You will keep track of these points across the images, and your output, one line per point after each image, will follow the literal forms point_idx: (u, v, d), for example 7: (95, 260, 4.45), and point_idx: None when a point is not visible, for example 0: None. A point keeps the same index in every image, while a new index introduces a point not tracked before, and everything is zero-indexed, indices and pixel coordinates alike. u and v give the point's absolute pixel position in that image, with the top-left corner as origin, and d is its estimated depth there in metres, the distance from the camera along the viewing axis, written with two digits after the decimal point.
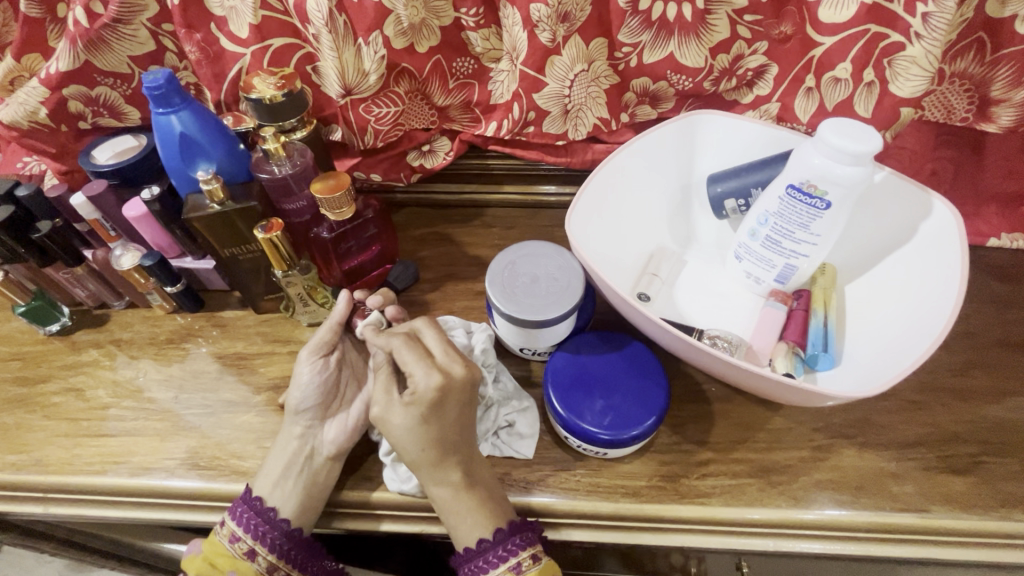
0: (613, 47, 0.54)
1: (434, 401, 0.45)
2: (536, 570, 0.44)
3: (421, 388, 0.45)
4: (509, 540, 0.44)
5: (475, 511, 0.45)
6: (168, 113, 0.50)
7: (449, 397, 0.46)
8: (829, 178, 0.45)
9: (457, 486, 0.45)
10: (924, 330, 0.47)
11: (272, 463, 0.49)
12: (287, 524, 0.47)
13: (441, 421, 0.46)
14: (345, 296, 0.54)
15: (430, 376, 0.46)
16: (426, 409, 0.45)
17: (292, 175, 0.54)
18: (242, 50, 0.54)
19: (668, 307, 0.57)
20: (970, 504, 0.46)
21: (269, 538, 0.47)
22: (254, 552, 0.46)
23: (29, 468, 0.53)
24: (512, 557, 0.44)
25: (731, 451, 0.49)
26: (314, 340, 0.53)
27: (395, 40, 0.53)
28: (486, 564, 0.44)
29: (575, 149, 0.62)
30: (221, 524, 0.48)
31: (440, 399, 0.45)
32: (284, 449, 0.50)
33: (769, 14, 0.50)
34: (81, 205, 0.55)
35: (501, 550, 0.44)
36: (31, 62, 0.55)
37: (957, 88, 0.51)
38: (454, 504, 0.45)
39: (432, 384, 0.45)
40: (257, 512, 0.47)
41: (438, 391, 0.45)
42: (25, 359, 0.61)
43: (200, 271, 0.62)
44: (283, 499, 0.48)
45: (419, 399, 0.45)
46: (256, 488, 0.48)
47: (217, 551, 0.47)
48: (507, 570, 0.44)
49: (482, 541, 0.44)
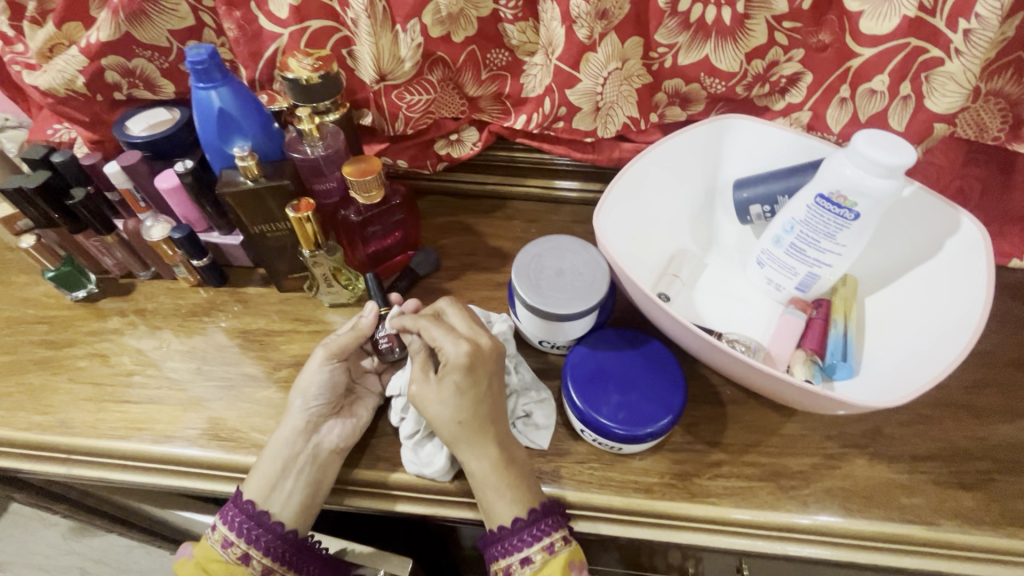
0: (648, 47, 0.54)
1: (466, 367, 0.47)
2: (567, 552, 0.45)
3: (452, 356, 0.48)
4: (542, 520, 0.45)
5: (512, 488, 0.46)
6: (208, 88, 0.50)
7: (479, 364, 0.48)
8: (860, 189, 0.45)
9: (496, 461, 0.46)
10: (945, 349, 0.47)
11: (265, 466, 0.49)
12: (280, 527, 0.48)
13: (475, 390, 0.47)
14: (373, 308, 0.54)
15: (459, 344, 0.48)
16: (459, 376, 0.47)
17: (324, 156, 0.55)
18: (280, 30, 0.54)
19: (687, 309, 0.57)
20: (978, 520, 0.46)
21: (263, 542, 0.47)
22: (249, 556, 0.47)
23: (53, 429, 0.54)
24: (546, 537, 0.45)
25: (743, 454, 0.50)
26: (334, 344, 0.52)
27: (433, 28, 0.53)
28: (521, 542, 0.45)
29: (602, 146, 0.62)
30: (212, 530, 0.48)
31: (473, 364, 0.47)
32: (282, 447, 0.49)
33: (809, 22, 0.50)
34: (115, 174, 0.55)
35: (535, 530, 0.45)
36: (71, 30, 0.56)
37: (992, 106, 0.51)
38: (491, 481, 0.46)
39: (463, 350, 0.47)
40: (249, 515, 0.47)
41: (469, 357, 0.47)
42: (51, 323, 0.62)
43: (226, 246, 0.63)
44: (281, 504, 0.48)
45: (452, 367, 0.47)
46: (246, 490, 0.48)
47: (209, 556, 0.47)
48: (541, 549, 0.45)
49: (517, 520, 0.45)
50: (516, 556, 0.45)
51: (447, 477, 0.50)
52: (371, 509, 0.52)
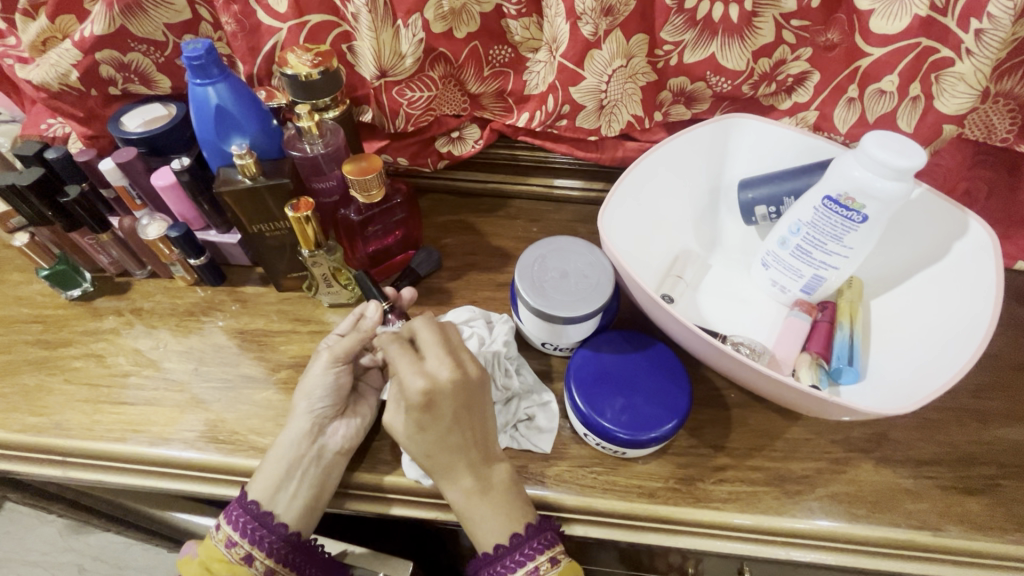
0: (654, 45, 0.53)
1: (422, 407, 0.45)
2: (554, 574, 0.44)
3: (409, 393, 0.46)
4: (526, 544, 0.45)
5: (489, 517, 0.45)
6: (205, 84, 0.49)
7: (439, 401, 0.45)
8: (868, 192, 0.45)
9: (470, 492, 0.46)
10: (952, 354, 0.47)
11: (269, 467, 0.48)
12: (284, 529, 0.47)
13: (436, 427, 0.46)
14: (376, 308, 0.53)
15: (416, 380, 0.45)
16: (418, 414, 0.46)
17: (324, 154, 0.54)
18: (279, 25, 0.53)
19: (692, 310, 0.57)
20: (984, 525, 0.46)
21: (267, 542, 0.47)
22: (252, 556, 0.46)
23: (49, 431, 0.54)
24: (530, 561, 0.45)
25: (747, 458, 0.49)
26: (338, 348, 0.51)
27: (435, 23, 0.52)
28: (504, 568, 0.45)
29: (606, 145, 0.61)
30: (216, 529, 0.48)
31: (430, 403, 0.45)
32: (287, 448, 0.49)
33: (818, 21, 0.49)
34: (109, 170, 0.54)
35: (517, 555, 0.45)
36: (65, 24, 0.54)
37: (1001, 108, 0.50)
38: (469, 508, 0.46)
39: (418, 388, 0.45)
40: (253, 516, 0.47)
41: (424, 397, 0.45)
42: (46, 322, 0.61)
43: (224, 245, 0.62)
44: (285, 505, 0.47)
45: (409, 407, 0.46)
46: (250, 491, 0.48)
47: (213, 556, 0.46)
48: (526, 573, 0.45)
49: (499, 547, 0.45)
50: None
51: None
52: (373, 513, 0.51)
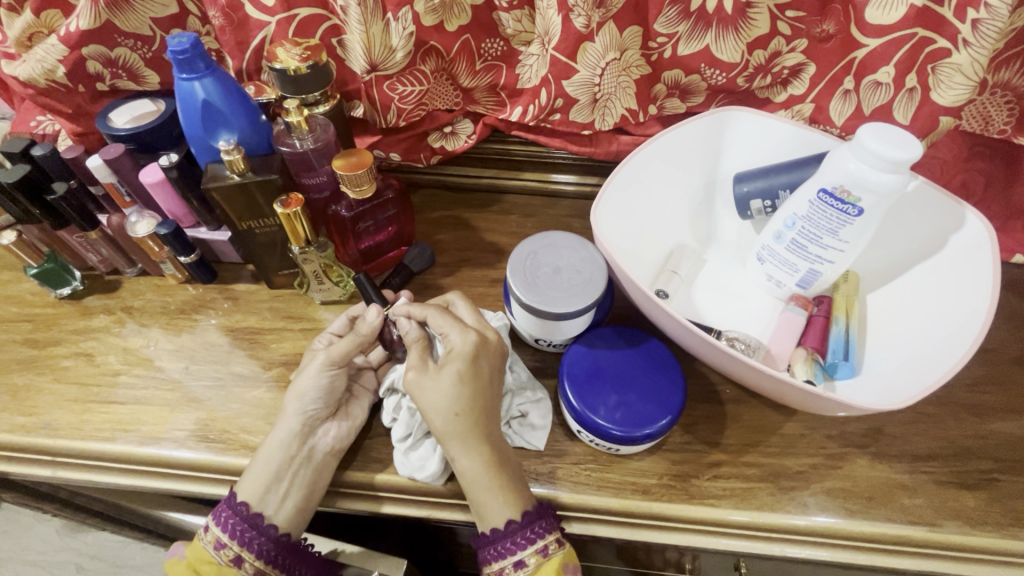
0: (647, 37, 0.52)
1: (470, 356, 0.47)
2: (562, 553, 0.44)
3: (457, 345, 0.47)
4: (536, 523, 0.44)
5: (504, 489, 0.45)
6: (191, 79, 0.48)
7: (483, 355, 0.48)
8: (863, 184, 0.44)
9: (488, 459, 0.45)
10: (949, 349, 0.46)
11: (259, 467, 0.48)
12: (274, 530, 0.47)
13: (475, 380, 0.47)
14: (376, 310, 0.51)
15: (466, 334, 0.48)
16: (462, 364, 0.46)
17: (313, 150, 0.53)
18: (267, 19, 0.52)
19: (687, 306, 0.56)
20: (980, 521, 0.45)
21: (256, 544, 0.46)
22: (241, 558, 0.46)
23: (38, 431, 0.53)
24: (539, 540, 0.44)
25: (742, 454, 0.49)
26: (332, 352, 0.51)
27: (425, 17, 0.51)
28: (514, 545, 0.44)
29: (599, 140, 0.60)
30: (205, 530, 0.47)
31: (477, 356, 0.47)
32: (276, 449, 0.48)
33: (813, 11, 0.48)
34: (97, 167, 0.53)
35: (529, 532, 0.44)
36: (50, 18, 0.54)
37: (998, 99, 0.50)
38: (483, 480, 0.45)
39: (469, 340, 0.48)
40: (243, 518, 0.46)
41: (474, 347, 0.47)
42: (36, 321, 0.60)
43: (215, 242, 0.61)
44: (275, 506, 0.47)
45: (455, 356, 0.47)
46: (239, 492, 0.47)
47: (202, 557, 0.46)
48: (534, 552, 0.44)
49: (511, 521, 0.44)
50: (509, 560, 0.44)
51: (439, 481, 0.48)
52: (365, 511, 0.51)
